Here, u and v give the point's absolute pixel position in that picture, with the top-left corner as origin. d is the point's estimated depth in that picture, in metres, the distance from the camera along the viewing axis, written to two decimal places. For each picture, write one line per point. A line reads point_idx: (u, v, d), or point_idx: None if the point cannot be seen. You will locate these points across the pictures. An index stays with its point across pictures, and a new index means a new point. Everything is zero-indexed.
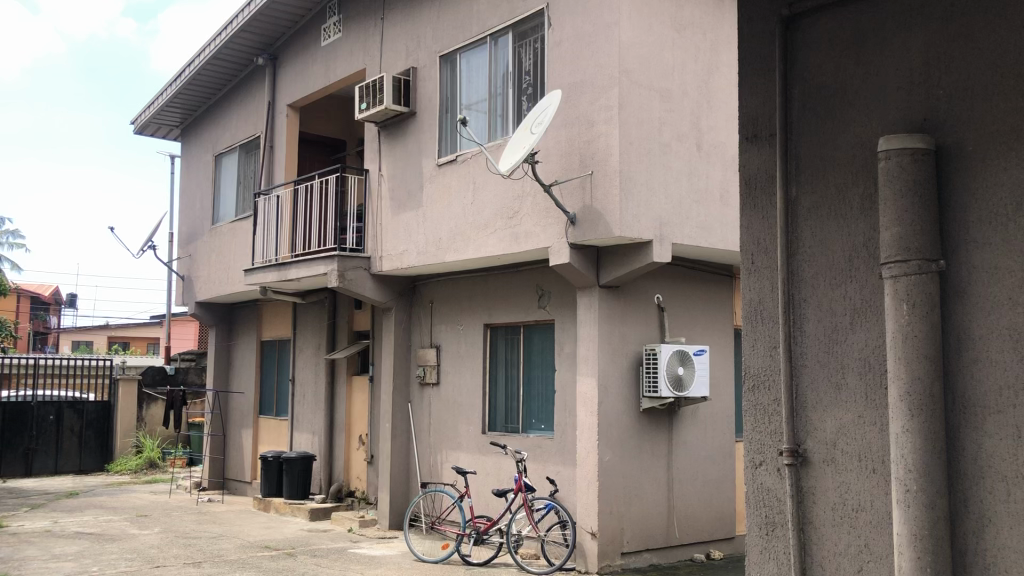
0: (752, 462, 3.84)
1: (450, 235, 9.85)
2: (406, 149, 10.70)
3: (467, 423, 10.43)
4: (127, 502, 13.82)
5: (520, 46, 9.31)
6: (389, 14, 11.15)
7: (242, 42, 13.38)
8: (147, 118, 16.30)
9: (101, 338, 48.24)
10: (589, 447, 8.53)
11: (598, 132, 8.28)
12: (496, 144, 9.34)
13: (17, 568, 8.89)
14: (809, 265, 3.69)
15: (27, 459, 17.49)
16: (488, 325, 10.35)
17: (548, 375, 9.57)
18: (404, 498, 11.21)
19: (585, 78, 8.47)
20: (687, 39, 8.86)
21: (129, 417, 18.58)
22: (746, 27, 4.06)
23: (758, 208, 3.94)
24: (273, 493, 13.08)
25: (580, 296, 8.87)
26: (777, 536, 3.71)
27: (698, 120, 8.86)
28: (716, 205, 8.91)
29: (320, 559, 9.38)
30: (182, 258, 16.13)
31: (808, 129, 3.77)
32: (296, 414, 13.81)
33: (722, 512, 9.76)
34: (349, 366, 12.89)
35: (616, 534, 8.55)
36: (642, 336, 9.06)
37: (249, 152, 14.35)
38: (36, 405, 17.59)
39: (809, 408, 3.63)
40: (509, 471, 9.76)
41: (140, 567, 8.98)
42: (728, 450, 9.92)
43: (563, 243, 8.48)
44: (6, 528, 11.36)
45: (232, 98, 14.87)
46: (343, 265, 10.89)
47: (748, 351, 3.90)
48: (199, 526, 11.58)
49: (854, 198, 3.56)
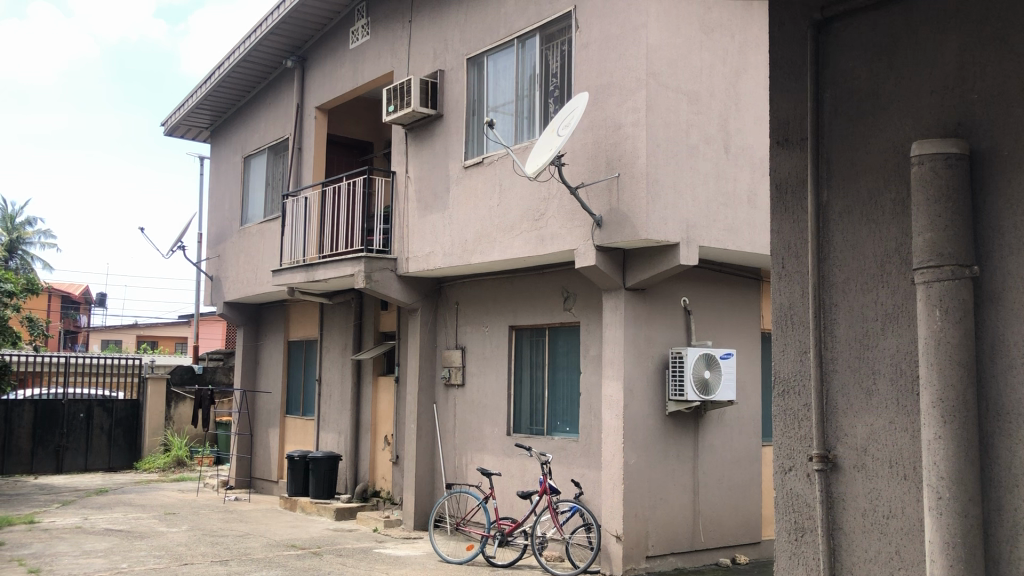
0: (781, 468, 3.83)
1: (476, 237, 9.88)
2: (432, 151, 10.74)
3: (491, 425, 10.45)
4: (155, 500, 13.98)
5: (547, 49, 9.33)
6: (417, 16, 11.21)
7: (272, 45, 13.50)
8: (178, 120, 16.49)
9: (130, 337, 48.93)
10: (615, 450, 8.52)
11: (625, 134, 8.27)
12: (523, 146, 9.37)
13: (48, 563, 9.02)
14: (840, 270, 3.68)
15: (58, 456, 17.74)
16: (514, 327, 10.37)
17: (573, 377, 9.58)
18: (429, 500, 11.25)
19: (613, 80, 8.47)
20: (714, 42, 8.83)
21: (158, 415, 18.79)
22: (777, 30, 4.05)
23: (788, 212, 3.93)
24: (299, 493, 13.17)
25: (606, 298, 8.86)
26: (806, 542, 3.69)
27: (726, 122, 8.82)
28: (744, 207, 8.85)
29: (345, 559, 9.43)
30: (211, 259, 16.28)
31: (840, 132, 3.75)
32: (322, 413, 13.91)
33: (747, 517, 9.71)
34: (375, 366, 12.98)
35: (641, 538, 8.53)
36: (668, 339, 9.04)
37: (278, 154, 14.47)
38: (67, 403, 17.85)
39: (840, 413, 3.61)
40: (533, 472, 9.77)
41: (168, 564, 9.08)
42: (754, 456, 9.86)
43: (589, 245, 8.48)
44: (38, 524, 11.53)
45: (261, 100, 14.99)
46: (370, 266, 10.94)
47: (778, 356, 3.90)
48: (226, 524, 11.68)
49: (887, 204, 3.54)
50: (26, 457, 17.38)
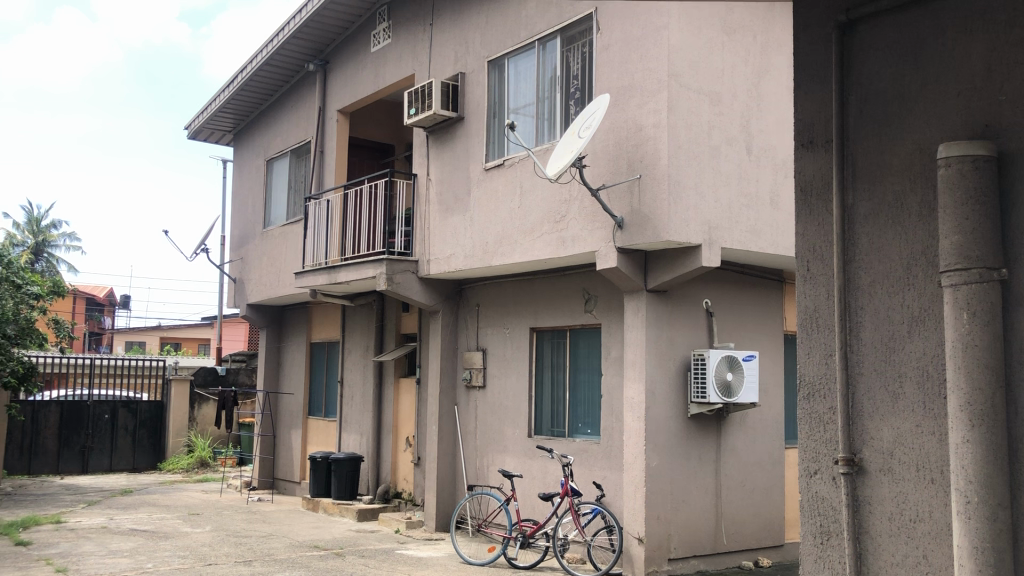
0: (807, 471, 3.81)
1: (497, 239, 9.90)
2: (454, 153, 10.78)
3: (513, 427, 10.46)
4: (179, 500, 14.10)
5: (568, 50, 9.33)
6: (437, 19, 11.25)
7: (294, 49, 13.59)
8: (201, 123, 16.63)
9: (154, 339, 49.46)
10: (636, 453, 8.51)
11: (647, 135, 8.27)
12: (544, 148, 9.38)
13: (75, 563, 9.12)
14: (866, 272, 3.66)
15: (83, 456, 17.92)
16: (534, 329, 10.38)
17: (594, 379, 9.58)
18: (450, 501, 11.28)
19: (634, 82, 8.46)
20: (736, 42, 8.81)
21: (181, 416, 18.95)
22: (802, 33, 4.04)
23: (812, 214, 3.92)
24: (322, 494, 13.24)
25: (628, 300, 8.85)
26: (831, 546, 3.67)
27: (748, 123, 8.78)
28: (767, 208, 8.81)
29: (368, 560, 9.47)
30: (234, 261, 16.40)
31: (866, 134, 3.74)
32: (344, 414, 13.98)
33: (770, 519, 9.66)
34: (397, 368, 13.03)
35: (663, 541, 8.51)
36: (690, 341, 9.02)
37: (301, 156, 14.56)
38: (93, 404, 18.03)
39: (866, 417, 3.60)
40: (554, 474, 9.77)
41: (192, 564, 9.15)
42: (777, 458, 9.81)
43: (610, 247, 8.48)
44: (64, 524, 11.67)
45: (283, 103, 15.09)
46: (391, 268, 11.00)
47: (804, 359, 3.88)
48: (249, 525, 11.75)
49: (912, 207, 3.52)
50: (52, 458, 17.56)
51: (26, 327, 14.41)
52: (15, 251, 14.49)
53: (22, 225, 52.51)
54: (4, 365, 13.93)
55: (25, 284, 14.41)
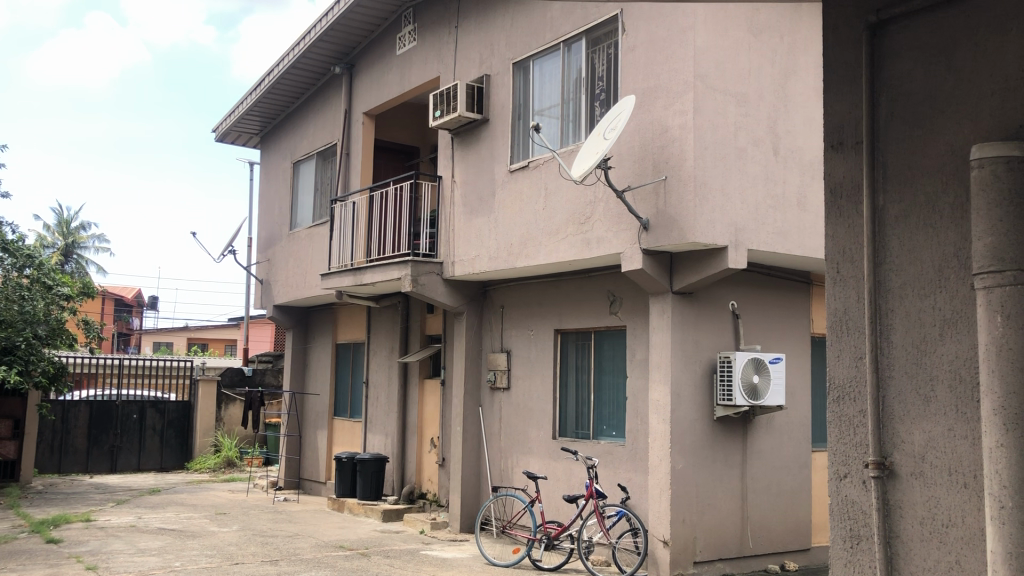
0: (836, 475, 3.77)
1: (522, 241, 9.91)
2: (478, 155, 10.81)
3: (537, 428, 10.47)
4: (206, 500, 14.22)
5: (594, 52, 9.33)
6: (463, 21, 11.28)
7: (320, 52, 13.69)
8: (228, 126, 16.80)
9: (181, 339, 49.98)
10: (662, 455, 8.49)
11: (672, 137, 8.25)
12: (568, 149, 9.39)
13: (105, 561, 9.22)
14: (897, 275, 3.64)
15: (112, 456, 18.14)
16: (559, 330, 10.38)
17: (619, 382, 9.56)
18: (475, 502, 11.30)
19: (659, 83, 8.45)
20: (763, 43, 8.76)
21: (209, 416, 19.12)
22: (832, 34, 4.01)
23: (842, 217, 3.89)
24: (347, 494, 13.30)
25: (653, 302, 8.83)
26: (862, 549, 3.64)
27: (775, 124, 8.73)
28: (794, 210, 8.76)
29: (393, 560, 9.51)
30: (261, 262, 16.53)
31: (896, 136, 3.71)
32: (369, 415, 14.04)
33: (797, 523, 9.60)
34: (421, 369, 13.08)
35: (689, 544, 8.47)
36: (716, 343, 8.97)
37: (327, 159, 14.65)
38: (121, 404, 18.23)
39: (897, 420, 3.57)
40: (579, 475, 9.76)
41: (219, 563, 9.23)
42: (804, 461, 9.75)
43: (636, 249, 8.46)
44: (94, 522, 11.80)
45: (310, 106, 15.20)
46: (416, 270, 11.04)
47: (833, 362, 3.84)
48: (276, 525, 11.84)
49: (944, 209, 3.50)
50: (82, 457, 17.79)
51: (56, 328, 14.58)
52: (45, 252, 14.67)
53: (53, 226, 53.25)
54: (34, 365, 14.12)
55: (55, 285, 14.59)
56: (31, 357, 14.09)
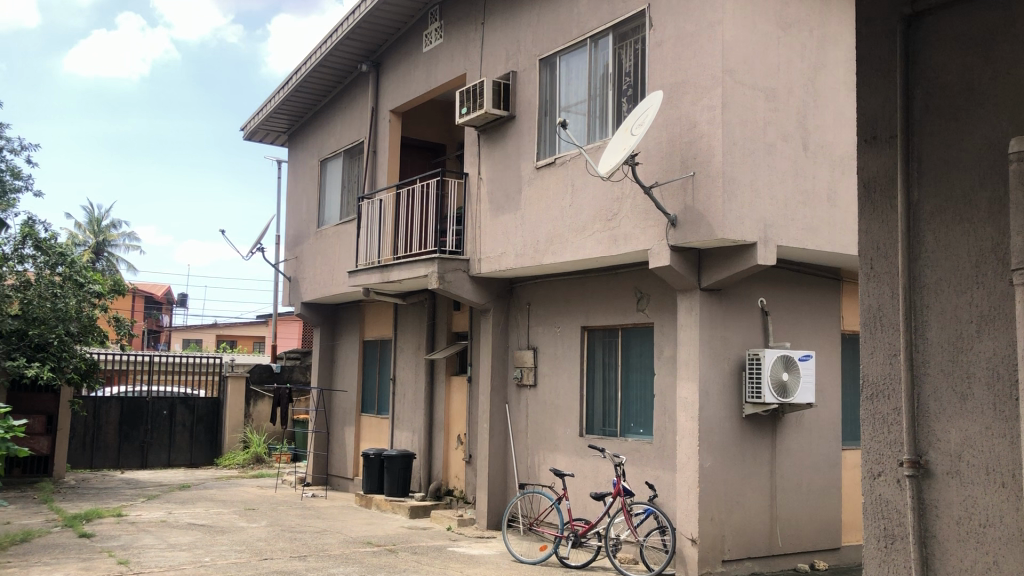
0: (869, 474, 3.71)
1: (548, 237, 9.89)
2: (505, 152, 10.79)
3: (564, 426, 10.45)
4: (235, 496, 14.34)
5: (620, 48, 9.27)
6: (489, 18, 11.27)
7: (347, 50, 13.74)
8: (256, 125, 16.93)
9: (210, 336, 50.51)
10: (690, 453, 8.44)
11: (700, 132, 8.19)
12: (595, 145, 9.35)
13: (136, 555, 9.31)
14: (932, 271, 3.58)
15: (143, 452, 18.31)
16: (586, 327, 10.35)
17: (647, 379, 9.51)
18: (501, 499, 11.30)
19: (687, 78, 8.39)
20: (792, 37, 8.66)
21: (238, 413, 19.27)
22: (865, 26, 3.94)
23: (876, 212, 3.82)
24: (374, 491, 13.34)
25: (681, 299, 8.78)
26: (895, 550, 3.57)
27: (804, 119, 8.64)
28: (823, 206, 8.66)
29: (420, 557, 9.53)
30: (289, 260, 16.63)
31: (932, 129, 3.66)
32: (396, 412, 14.08)
33: (827, 522, 9.51)
34: (448, 366, 13.11)
35: (717, 542, 8.42)
36: (744, 340, 8.90)
37: (354, 157, 14.70)
38: (151, 400, 18.42)
39: (932, 418, 3.52)
40: (606, 473, 9.73)
41: (248, 558, 9.29)
42: (834, 459, 9.64)
43: (663, 245, 8.41)
44: (125, 517, 11.94)
45: (337, 104, 15.26)
46: (442, 268, 11.08)
47: (867, 358, 3.78)
48: (304, 521, 11.90)
49: (982, 203, 3.44)
50: (113, 453, 17.98)
51: (88, 325, 14.73)
52: (77, 251, 14.80)
53: (85, 225, 54.00)
54: (67, 362, 14.30)
55: (86, 283, 14.71)
56: (64, 353, 14.27)
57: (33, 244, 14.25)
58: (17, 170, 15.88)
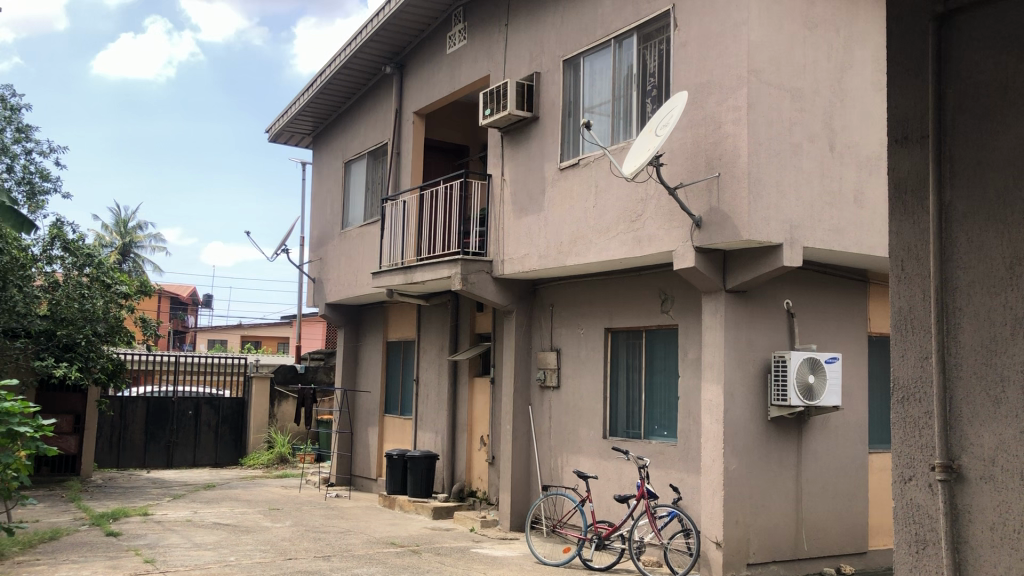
0: (900, 478, 3.66)
1: (572, 239, 9.87)
2: (528, 153, 10.78)
3: (588, 428, 10.42)
4: (260, 495, 14.42)
5: (645, 48, 9.23)
6: (513, 19, 11.26)
7: (371, 52, 13.79)
8: (281, 127, 17.01)
9: (235, 337, 50.87)
10: (715, 456, 8.39)
11: (725, 133, 8.14)
12: (620, 146, 9.33)
13: (162, 554, 9.38)
14: (965, 272, 3.53)
15: (169, 451, 18.48)
16: (610, 329, 10.32)
17: (671, 381, 9.46)
18: (525, 501, 11.29)
19: (712, 79, 8.34)
20: (819, 37, 8.58)
21: (262, 413, 19.38)
22: (895, 25, 3.90)
23: (907, 213, 3.78)
24: (397, 491, 13.36)
25: (706, 301, 8.73)
26: (928, 556, 3.52)
27: (831, 119, 8.56)
28: (850, 207, 8.59)
29: (443, 558, 9.53)
30: (314, 261, 16.71)
31: (965, 128, 3.61)
32: (420, 413, 14.11)
33: (853, 526, 9.41)
34: (471, 367, 13.12)
35: (742, 545, 8.36)
36: (770, 342, 8.83)
37: (378, 158, 14.74)
38: (177, 400, 18.57)
39: (965, 422, 3.47)
40: (630, 475, 9.69)
41: (273, 558, 9.34)
42: (860, 462, 9.55)
43: (688, 247, 8.36)
44: (151, 516, 12.03)
45: (361, 106, 15.30)
46: (466, 269, 11.08)
47: (897, 361, 3.73)
48: (328, 521, 11.94)
49: (1016, 204, 3.40)
50: (139, 452, 18.15)
51: (115, 325, 14.87)
52: (105, 252, 14.94)
53: (112, 226, 54.59)
54: (94, 362, 14.47)
55: (114, 284, 14.86)
56: (91, 353, 14.44)
57: (62, 245, 14.45)
58: (46, 172, 16.07)
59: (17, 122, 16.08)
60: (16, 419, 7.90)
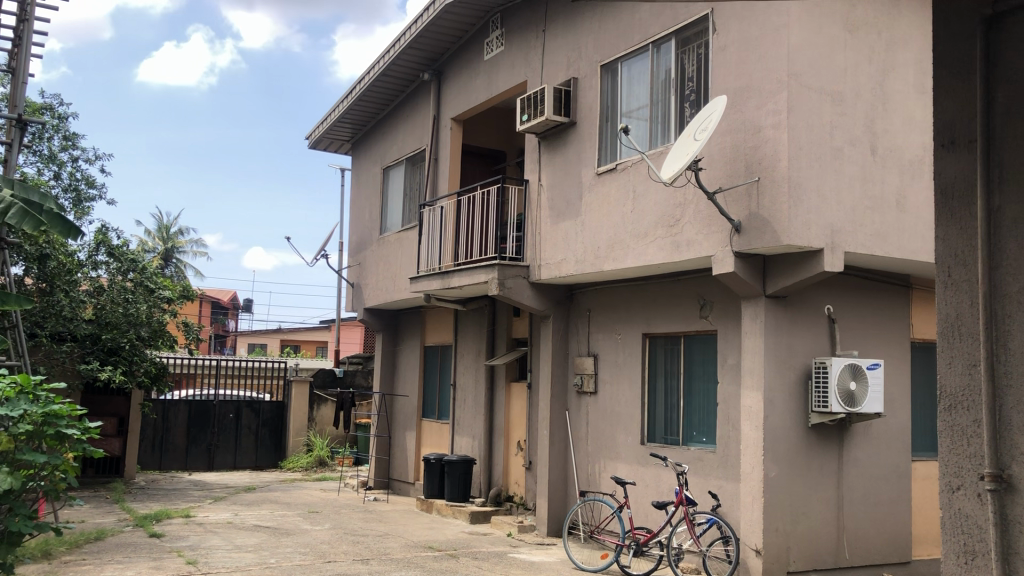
0: (949, 487, 3.60)
1: (609, 244, 9.85)
2: (566, 158, 10.78)
3: (625, 433, 10.39)
4: (299, 499, 14.55)
5: (683, 53, 9.19)
6: (551, 25, 11.29)
7: (409, 59, 13.90)
8: (321, 134, 17.20)
9: (274, 340, 51.47)
10: (754, 462, 8.32)
11: (765, 137, 8.08)
12: (658, 151, 9.30)
13: (204, 556, 9.52)
14: (1014, 279, 3.48)
15: (209, 454, 18.73)
16: (648, 334, 10.29)
17: (710, 388, 9.40)
18: (562, 506, 11.27)
19: (751, 83, 8.28)
20: (860, 40, 8.48)
21: (301, 417, 19.59)
22: (942, 28, 3.86)
23: (955, 220, 3.73)
24: (434, 495, 13.39)
25: (745, 305, 8.67)
26: (976, 566, 3.46)
27: (872, 124, 8.46)
28: (893, 212, 8.47)
29: (481, 562, 9.55)
30: (352, 266, 16.86)
31: (1015, 132, 3.55)
32: (457, 418, 14.16)
33: (896, 535, 9.26)
34: (508, 372, 13.15)
35: (782, 553, 8.27)
36: (811, 348, 8.74)
37: (415, 164, 14.84)
38: (218, 404, 18.82)
39: (1015, 430, 3.41)
40: (668, 482, 9.65)
41: (313, 560, 9.43)
42: (903, 470, 9.40)
43: (727, 252, 8.31)
44: (193, 518, 12.21)
45: (399, 112, 15.42)
46: (503, 274, 11.10)
47: (945, 369, 3.69)
48: (366, 525, 12.01)
49: None
50: (180, 454, 18.42)
51: (158, 329, 15.12)
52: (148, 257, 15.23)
53: (155, 232, 55.52)
54: (138, 365, 14.75)
55: (157, 288, 15.13)
56: (135, 357, 14.70)
57: (107, 251, 14.72)
58: (92, 179, 16.42)
59: (65, 130, 16.43)
60: (64, 421, 8.05)
